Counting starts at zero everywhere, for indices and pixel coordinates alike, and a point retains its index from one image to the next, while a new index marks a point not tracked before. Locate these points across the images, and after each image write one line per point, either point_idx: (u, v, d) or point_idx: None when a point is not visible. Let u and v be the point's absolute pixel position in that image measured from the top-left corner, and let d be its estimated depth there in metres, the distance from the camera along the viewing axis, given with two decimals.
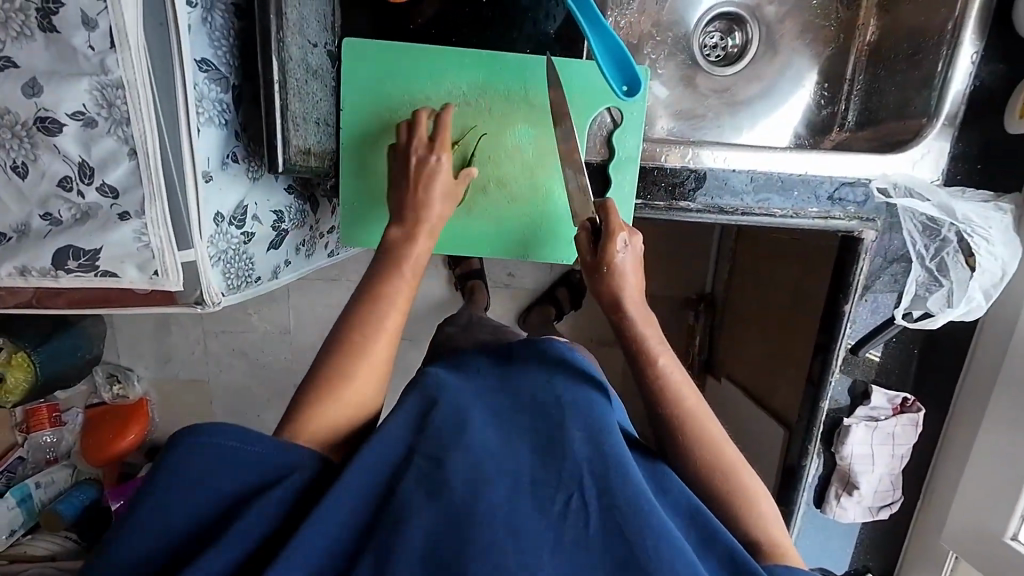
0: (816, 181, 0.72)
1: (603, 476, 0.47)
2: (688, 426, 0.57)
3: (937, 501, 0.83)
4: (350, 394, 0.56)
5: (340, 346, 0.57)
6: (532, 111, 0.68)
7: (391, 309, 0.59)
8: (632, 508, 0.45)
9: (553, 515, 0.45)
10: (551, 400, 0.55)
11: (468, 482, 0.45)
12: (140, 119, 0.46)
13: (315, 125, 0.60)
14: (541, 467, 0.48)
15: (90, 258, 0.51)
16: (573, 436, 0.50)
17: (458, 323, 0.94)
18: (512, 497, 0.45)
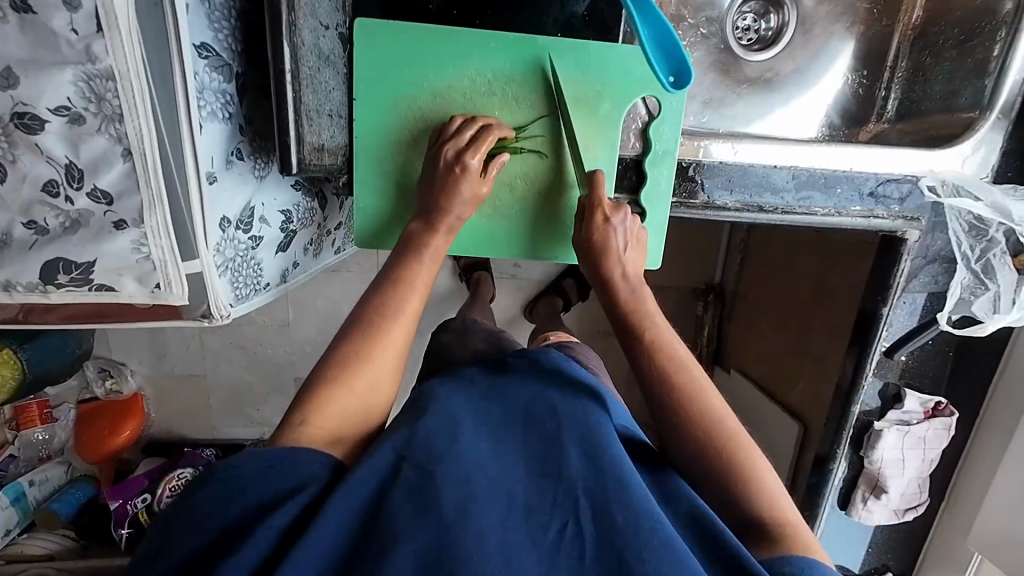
0: (860, 178, 0.68)
1: (600, 499, 0.44)
2: (684, 402, 0.51)
3: (962, 502, 0.83)
4: (358, 401, 0.52)
5: (356, 330, 0.54)
6: (563, 102, 0.63)
7: (407, 294, 0.56)
8: (634, 534, 0.42)
9: (546, 546, 0.42)
10: (545, 412, 0.51)
11: (459, 504, 0.42)
12: (135, 115, 0.41)
13: (328, 117, 0.54)
14: (538, 487, 0.45)
15: (84, 271, 0.45)
16: (570, 453, 0.47)
17: (451, 330, 0.89)
18: (506, 521, 0.42)
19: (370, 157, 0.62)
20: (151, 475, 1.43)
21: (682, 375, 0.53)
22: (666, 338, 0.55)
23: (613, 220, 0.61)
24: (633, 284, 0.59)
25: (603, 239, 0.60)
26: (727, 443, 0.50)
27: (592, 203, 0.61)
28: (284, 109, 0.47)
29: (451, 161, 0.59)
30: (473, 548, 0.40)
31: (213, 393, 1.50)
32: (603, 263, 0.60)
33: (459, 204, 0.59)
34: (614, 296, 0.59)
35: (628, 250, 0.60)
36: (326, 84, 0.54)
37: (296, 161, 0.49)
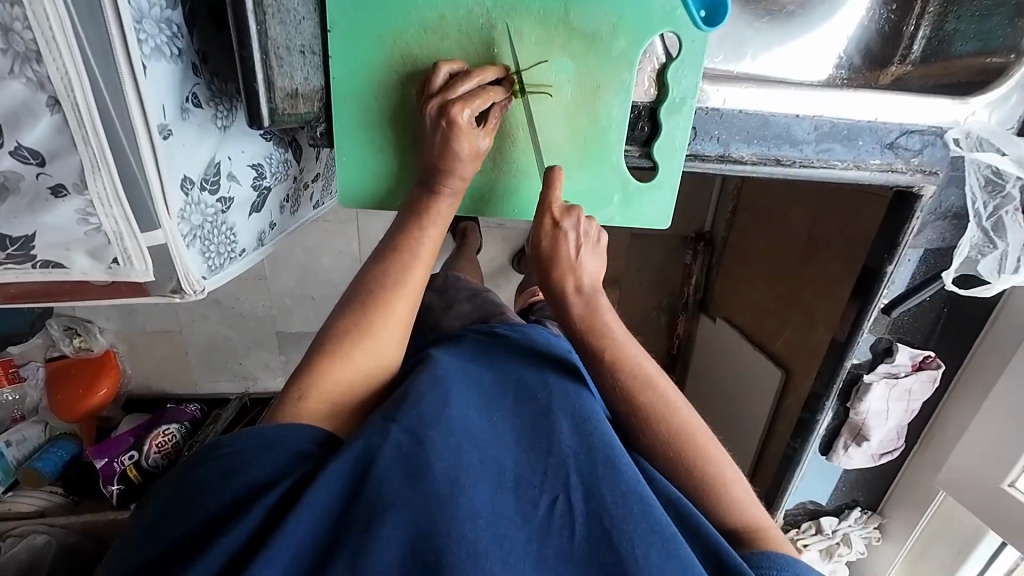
0: (885, 129, 0.63)
1: (590, 474, 0.43)
2: (654, 422, 0.50)
3: (935, 445, 0.89)
4: (361, 374, 0.49)
5: (357, 301, 0.50)
6: (573, 38, 0.54)
7: (414, 264, 0.52)
8: (627, 511, 0.41)
9: (536, 523, 0.41)
10: (537, 382, 0.52)
11: (449, 473, 0.40)
12: (56, 52, 0.32)
13: (299, 55, 0.46)
14: (531, 459, 0.44)
15: (22, 246, 0.38)
16: (560, 425, 0.47)
17: (433, 290, 0.85)
18: (495, 496, 0.41)
19: (353, 104, 0.55)
20: (138, 433, 1.40)
21: (649, 396, 0.50)
22: (629, 354, 0.51)
23: (563, 223, 0.53)
24: (587, 295, 0.53)
25: (552, 246, 0.53)
26: (697, 457, 0.49)
27: (542, 203, 0.53)
28: (249, 47, 0.38)
29: (437, 118, 0.51)
30: (464, 519, 0.38)
31: (191, 348, 1.45)
32: (557, 275, 0.53)
33: (457, 170, 0.53)
34: (568, 311, 0.53)
35: (583, 254, 0.53)
36: (296, 12, 0.45)
37: (268, 110, 0.41)
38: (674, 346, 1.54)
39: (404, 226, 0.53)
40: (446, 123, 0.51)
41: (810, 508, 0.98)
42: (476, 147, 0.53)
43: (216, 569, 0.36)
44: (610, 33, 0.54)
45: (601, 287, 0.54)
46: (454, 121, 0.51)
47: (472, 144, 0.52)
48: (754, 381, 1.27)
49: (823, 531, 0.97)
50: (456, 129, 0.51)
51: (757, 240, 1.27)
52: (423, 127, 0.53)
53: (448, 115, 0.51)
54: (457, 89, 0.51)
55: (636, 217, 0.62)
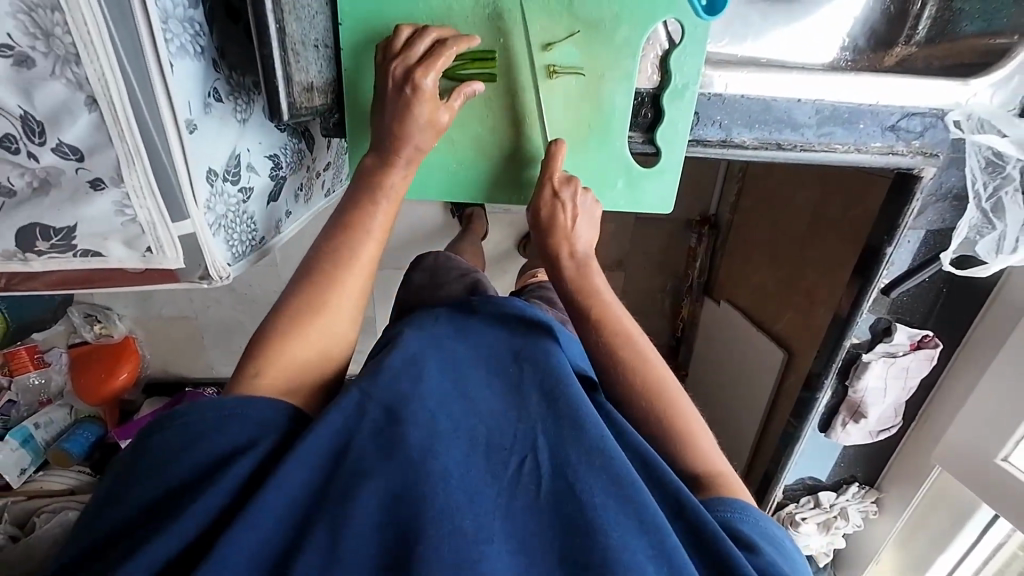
0: (885, 112, 0.64)
1: (556, 438, 0.47)
2: (629, 371, 0.54)
3: (932, 422, 0.91)
4: (313, 347, 0.51)
5: (308, 281, 0.52)
6: (577, 26, 0.55)
7: (364, 240, 0.54)
8: (589, 468, 0.45)
9: (505, 480, 0.44)
10: (508, 356, 0.56)
11: (423, 443, 0.44)
12: (94, 55, 0.35)
13: (313, 49, 0.47)
14: (500, 422, 0.48)
15: (64, 236, 0.41)
16: (529, 393, 0.51)
17: (424, 270, 0.87)
18: (466, 458, 0.45)
19: (362, 92, 0.56)
20: (159, 415, 1.46)
21: (627, 350, 0.55)
22: (613, 313, 0.57)
23: (562, 192, 0.59)
24: (579, 260, 0.60)
25: (551, 214, 0.60)
26: (667, 408, 0.53)
27: (544, 173, 0.59)
28: (269, 44, 0.40)
29: (400, 81, 0.52)
30: (438, 479, 0.42)
31: (206, 333, 1.50)
32: (555, 242, 0.60)
33: (413, 139, 0.53)
34: (562, 275, 0.60)
35: (579, 222, 0.60)
36: (310, 7, 0.47)
37: (288, 104, 0.43)
38: (678, 329, 1.57)
39: (356, 203, 0.54)
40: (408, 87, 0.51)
41: (809, 483, 1.01)
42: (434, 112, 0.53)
43: (212, 529, 0.40)
44: (614, 21, 0.55)
45: (592, 253, 0.61)
46: (417, 87, 0.51)
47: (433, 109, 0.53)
48: (756, 362, 1.30)
49: (821, 505, 1.00)
50: (416, 92, 0.51)
51: (761, 224, 1.28)
52: (385, 90, 0.53)
53: (409, 79, 0.51)
54: (419, 50, 0.52)
55: (638, 202, 0.64)
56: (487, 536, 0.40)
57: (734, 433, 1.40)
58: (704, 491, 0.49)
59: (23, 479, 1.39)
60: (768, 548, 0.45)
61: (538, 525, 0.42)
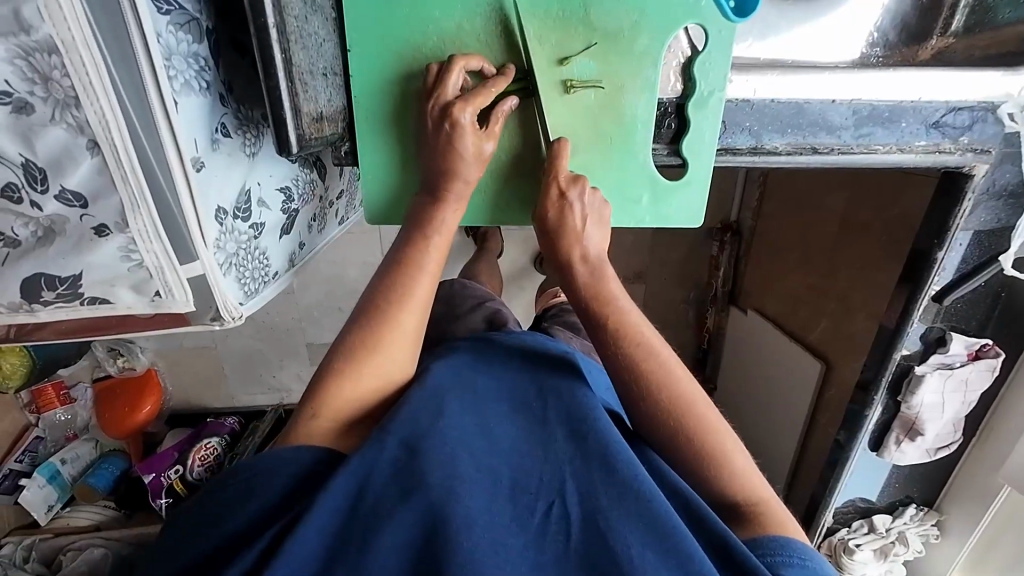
0: (929, 108, 0.60)
1: (586, 478, 0.44)
2: (654, 390, 0.49)
3: (996, 436, 0.84)
4: (367, 391, 0.48)
5: (362, 317, 0.50)
6: (595, 38, 0.53)
7: (418, 276, 0.51)
8: (622, 515, 0.42)
9: (532, 530, 0.42)
10: (532, 387, 0.54)
11: (445, 482, 0.42)
12: (94, 97, 0.33)
13: (320, 77, 0.45)
14: (523, 463, 0.46)
15: (70, 285, 0.39)
16: (555, 430, 0.49)
17: (439, 296, 0.84)
18: (491, 504, 0.42)
19: (374, 118, 0.54)
20: (182, 447, 1.46)
21: (650, 362, 0.50)
22: (632, 320, 0.52)
23: (569, 193, 0.54)
24: (593, 264, 0.54)
25: (558, 215, 0.54)
26: (698, 430, 0.48)
27: (548, 173, 0.54)
28: (274, 74, 0.38)
29: (439, 121, 0.51)
30: (461, 525, 0.39)
31: (226, 363, 1.49)
32: (564, 245, 0.54)
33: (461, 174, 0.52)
34: (572, 279, 0.54)
35: (588, 226, 0.54)
36: (317, 36, 0.45)
37: (296, 137, 0.41)
38: (704, 342, 1.50)
39: (406, 240, 0.52)
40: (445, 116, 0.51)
41: (861, 506, 0.93)
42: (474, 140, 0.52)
43: None
44: (634, 29, 0.52)
45: (607, 255, 0.55)
46: (456, 122, 0.50)
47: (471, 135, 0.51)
48: (792, 374, 1.23)
49: (876, 530, 0.93)
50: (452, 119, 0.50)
51: (788, 228, 1.22)
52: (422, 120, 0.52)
53: (447, 117, 0.50)
54: (451, 85, 0.50)
55: (665, 218, 0.61)
56: None
57: (771, 450, 1.33)
58: (747, 527, 0.46)
59: (50, 517, 1.40)
60: None
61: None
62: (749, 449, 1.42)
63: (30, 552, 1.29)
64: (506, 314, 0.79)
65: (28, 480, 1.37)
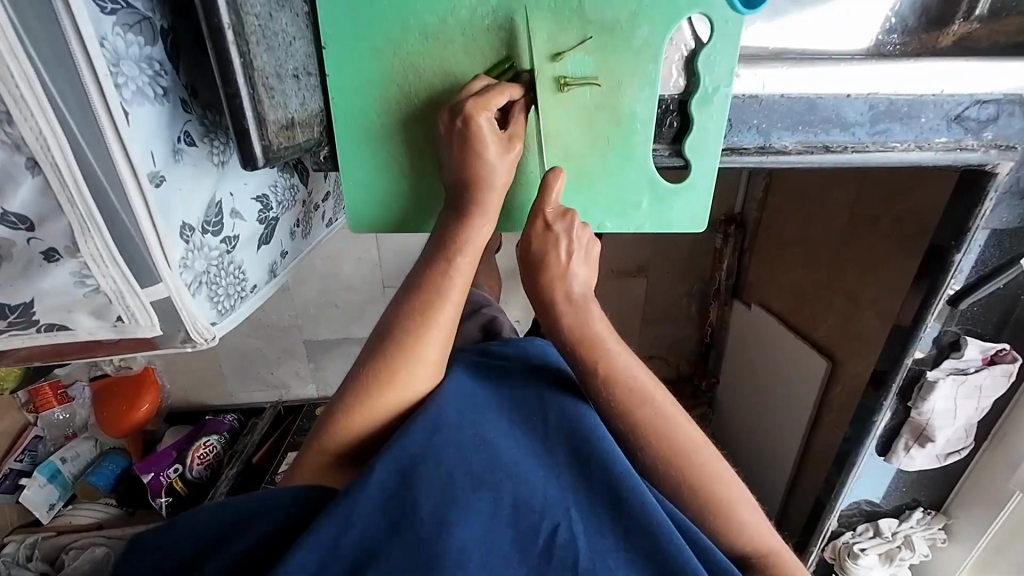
0: (950, 102, 0.56)
1: (590, 512, 0.43)
2: (647, 437, 0.48)
3: (1008, 441, 0.82)
4: (387, 419, 0.49)
5: (385, 345, 0.49)
6: (591, 31, 0.48)
7: (442, 305, 0.50)
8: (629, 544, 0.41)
9: (534, 557, 0.40)
10: (534, 399, 0.52)
11: (436, 511, 0.40)
12: (27, 112, 0.30)
13: (288, 79, 0.41)
14: (529, 480, 0.44)
15: (22, 313, 0.36)
16: (558, 448, 0.48)
17: None
18: (489, 529, 0.40)
19: (355, 123, 0.51)
20: (179, 446, 1.44)
21: (642, 410, 0.48)
22: (620, 367, 0.49)
23: (555, 225, 0.50)
24: (577, 302, 0.51)
25: (542, 249, 0.50)
26: (691, 471, 0.47)
27: (536, 206, 0.50)
28: (234, 82, 0.34)
29: (453, 122, 0.48)
30: (456, 564, 0.37)
31: (223, 361, 1.48)
32: (546, 283, 0.51)
33: (488, 181, 0.49)
34: (557, 321, 0.51)
35: (573, 261, 0.50)
36: (285, 34, 0.42)
37: (262, 149, 0.37)
38: (706, 336, 1.47)
39: (432, 261, 0.51)
40: (472, 137, 0.47)
41: (867, 509, 0.91)
42: (509, 157, 0.50)
43: None
44: (633, 20, 0.48)
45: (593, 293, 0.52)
46: (471, 120, 0.46)
47: (500, 149, 0.49)
48: (796, 371, 1.20)
49: (882, 534, 0.91)
50: (479, 139, 0.47)
51: (795, 221, 1.18)
52: (441, 137, 0.50)
53: (461, 115, 0.47)
54: (473, 88, 0.48)
55: (667, 223, 0.57)
56: None
57: (774, 447, 1.31)
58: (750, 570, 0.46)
59: (53, 515, 1.39)
60: None
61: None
62: (751, 445, 1.41)
63: (33, 550, 1.30)
64: (503, 320, 0.76)
65: (29, 479, 1.37)
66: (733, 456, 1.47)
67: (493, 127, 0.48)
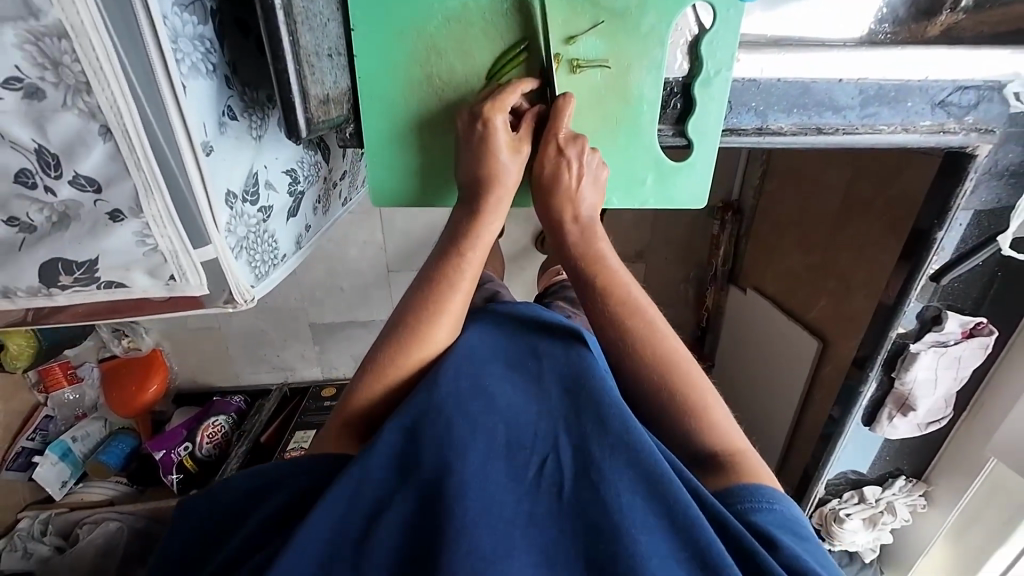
0: (935, 87, 0.59)
1: (578, 432, 0.46)
2: (642, 345, 0.53)
3: (985, 410, 0.87)
4: (397, 395, 0.53)
5: (397, 329, 0.54)
6: (602, 17, 0.52)
7: (452, 292, 0.55)
8: (614, 463, 0.44)
9: (525, 485, 0.43)
10: (528, 352, 0.57)
11: (439, 455, 0.44)
12: (104, 82, 0.33)
13: (326, 59, 0.44)
14: (522, 420, 0.48)
15: (87, 270, 0.40)
16: (551, 388, 0.51)
17: None
18: (486, 463, 0.44)
19: (381, 104, 0.54)
20: (189, 425, 1.48)
21: (637, 319, 0.53)
22: (620, 282, 0.55)
23: (568, 150, 0.53)
24: (584, 224, 0.57)
25: (554, 172, 0.54)
26: (669, 367, 0.52)
27: (549, 128, 0.53)
28: (283, 59, 0.38)
29: (472, 122, 0.52)
30: (455, 492, 0.41)
31: (231, 343, 1.51)
32: (558, 205, 0.56)
33: (500, 179, 0.54)
34: (566, 240, 0.57)
35: (583, 185, 0.55)
36: (322, 17, 0.45)
37: (305, 121, 0.41)
38: (703, 319, 1.51)
39: (439, 259, 0.56)
40: (489, 139, 0.51)
41: (852, 478, 0.97)
42: (519, 159, 0.54)
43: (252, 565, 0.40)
44: (642, 7, 0.52)
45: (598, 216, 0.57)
46: (488, 124, 0.51)
47: (511, 152, 0.53)
48: (787, 352, 1.25)
49: (866, 501, 0.97)
50: (495, 142, 0.52)
51: (789, 207, 1.22)
52: (459, 138, 0.54)
53: (479, 119, 0.51)
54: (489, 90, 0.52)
55: (670, 200, 0.61)
56: (506, 557, 0.39)
57: (766, 425, 1.36)
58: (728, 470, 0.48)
59: (65, 492, 1.43)
60: (793, 542, 0.44)
61: (557, 531, 0.41)
62: (744, 425, 1.46)
63: (47, 525, 1.33)
64: (507, 295, 0.79)
65: (41, 457, 1.40)
66: None
67: (508, 129, 0.53)
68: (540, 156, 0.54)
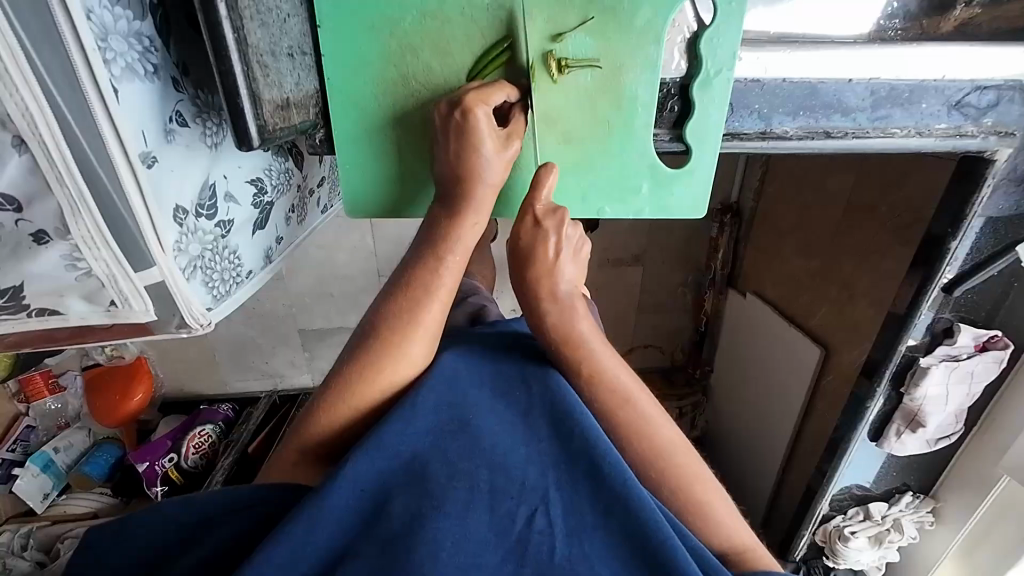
0: (952, 86, 0.55)
1: (570, 487, 0.43)
2: (632, 438, 0.50)
3: (998, 427, 0.83)
4: (362, 415, 0.49)
5: (362, 345, 0.50)
6: (591, 12, 0.47)
7: (428, 301, 0.50)
8: (605, 528, 0.41)
9: (511, 539, 0.40)
10: (516, 381, 0.52)
11: (410, 511, 0.40)
12: (11, 87, 0.29)
13: (283, 58, 0.40)
14: (508, 463, 0.44)
15: (12, 297, 0.36)
16: (540, 425, 0.47)
17: None
18: (467, 512, 0.40)
19: (352, 104, 0.50)
20: (174, 436, 1.43)
21: (626, 409, 0.50)
22: (604, 368, 0.51)
23: (546, 223, 0.51)
24: (562, 302, 0.52)
25: (532, 244, 0.52)
26: (660, 457, 0.49)
27: (528, 198, 0.51)
28: (227, 59, 0.34)
29: (450, 116, 0.47)
30: (426, 554, 0.37)
31: (217, 350, 1.47)
32: (535, 278, 0.53)
33: (485, 176, 0.49)
34: (544, 321, 0.53)
35: (563, 258, 0.52)
36: (279, 11, 0.40)
37: (257, 128, 0.37)
38: (701, 324, 1.47)
39: (413, 265, 0.51)
40: (469, 131, 0.47)
41: (857, 494, 0.93)
42: (507, 154, 0.50)
43: None
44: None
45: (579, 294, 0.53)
46: (467, 114, 0.46)
47: (495, 147, 0.49)
48: (789, 360, 1.22)
49: (872, 517, 0.93)
50: (475, 131, 0.47)
51: (791, 210, 1.18)
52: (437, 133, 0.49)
53: (455, 110, 0.46)
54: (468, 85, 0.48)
55: (667, 209, 0.57)
56: None
57: (767, 434, 1.33)
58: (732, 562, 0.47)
59: (47, 505, 1.37)
60: None
61: None
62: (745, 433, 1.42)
63: (28, 540, 1.27)
64: (493, 308, 0.75)
65: (22, 469, 1.35)
66: (729, 443, 1.48)
67: (492, 123, 0.48)
68: (518, 230, 0.52)
